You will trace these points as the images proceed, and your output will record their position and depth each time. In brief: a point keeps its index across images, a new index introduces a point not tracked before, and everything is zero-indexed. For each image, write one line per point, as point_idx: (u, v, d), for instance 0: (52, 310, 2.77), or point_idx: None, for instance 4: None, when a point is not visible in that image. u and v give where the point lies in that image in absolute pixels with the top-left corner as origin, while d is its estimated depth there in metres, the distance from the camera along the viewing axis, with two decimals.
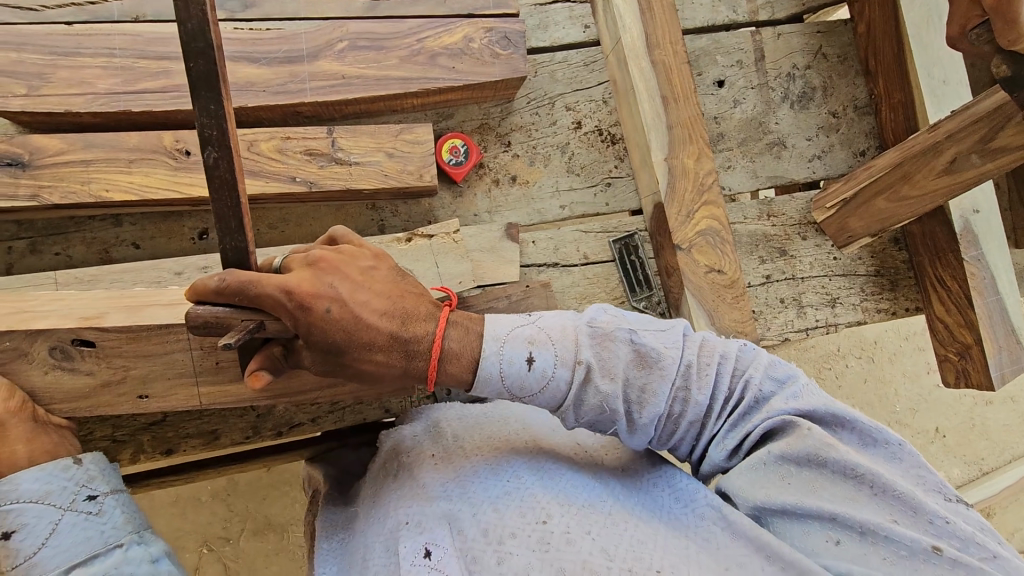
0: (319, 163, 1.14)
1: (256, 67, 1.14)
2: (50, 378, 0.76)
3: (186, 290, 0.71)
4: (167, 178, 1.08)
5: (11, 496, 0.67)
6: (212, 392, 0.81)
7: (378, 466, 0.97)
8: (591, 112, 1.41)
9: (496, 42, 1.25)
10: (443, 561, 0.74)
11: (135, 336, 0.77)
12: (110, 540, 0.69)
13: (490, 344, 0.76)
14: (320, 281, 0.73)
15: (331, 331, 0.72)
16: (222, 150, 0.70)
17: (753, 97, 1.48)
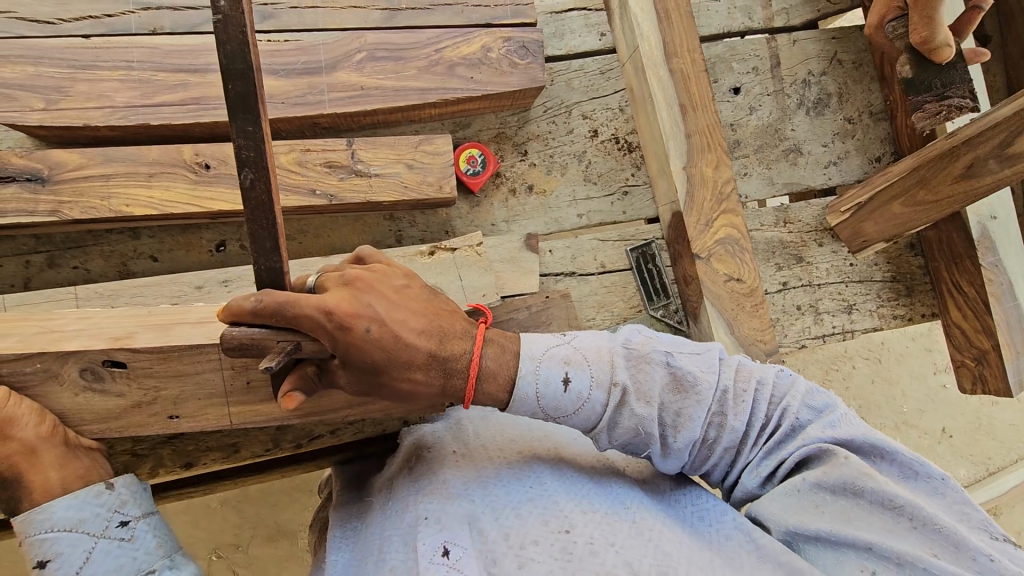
0: (339, 175, 1.14)
1: (275, 79, 1.14)
2: (80, 400, 0.75)
3: (221, 311, 0.71)
4: (187, 192, 1.07)
5: (46, 525, 0.66)
6: (243, 411, 0.81)
7: (397, 463, 0.96)
8: (607, 120, 1.41)
9: (514, 52, 1.24)
10: (462, 562, 0.72)
11: (166, 356, 0.76)
12: (145, 567, 0.69)
13: (527, 364, 0.76)
14: (358, 300, 0.72)
15: (369, 351, 0.72)
16: (258, 171, 0.71)
17: (770, 104, 1.48)
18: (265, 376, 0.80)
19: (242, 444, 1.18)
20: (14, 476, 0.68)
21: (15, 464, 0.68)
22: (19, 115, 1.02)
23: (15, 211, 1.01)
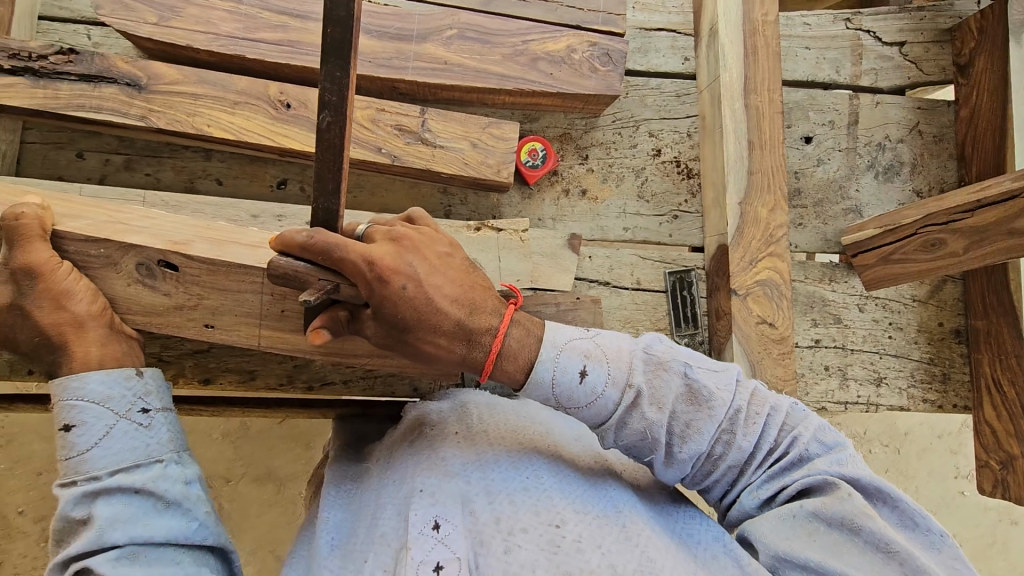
0: (406, 140, 1.18)
1: (367, 38, 1.19)
2: (129, 291, 0.80)
3: (272, 239, 0.73)
4: (265, 125, 1.14)
5: (78, 393, 0.71)
6: (272, 337, 0.84)
7: (400, 434, 0.98)
8: (673, 142, 1.43)
9: (597, 58, 1.27)
10: (450, 538, 0.74)
11: (215, 269, 0.80)
12: (155, 454, 0.73)
13: (547, 350, 0.77)
14: (401, 255, 0.74)
15: (402, 308, 0.74)
16: (336, 116, 0.72)
17: (839, 161, 1.46)
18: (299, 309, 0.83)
19: (259, 373, 1.21)
20: (61, 344, 0.73)
21: (65, 332, 0.73)
22: (130, 24, 1.09)
23: (109, 109, 1.09)
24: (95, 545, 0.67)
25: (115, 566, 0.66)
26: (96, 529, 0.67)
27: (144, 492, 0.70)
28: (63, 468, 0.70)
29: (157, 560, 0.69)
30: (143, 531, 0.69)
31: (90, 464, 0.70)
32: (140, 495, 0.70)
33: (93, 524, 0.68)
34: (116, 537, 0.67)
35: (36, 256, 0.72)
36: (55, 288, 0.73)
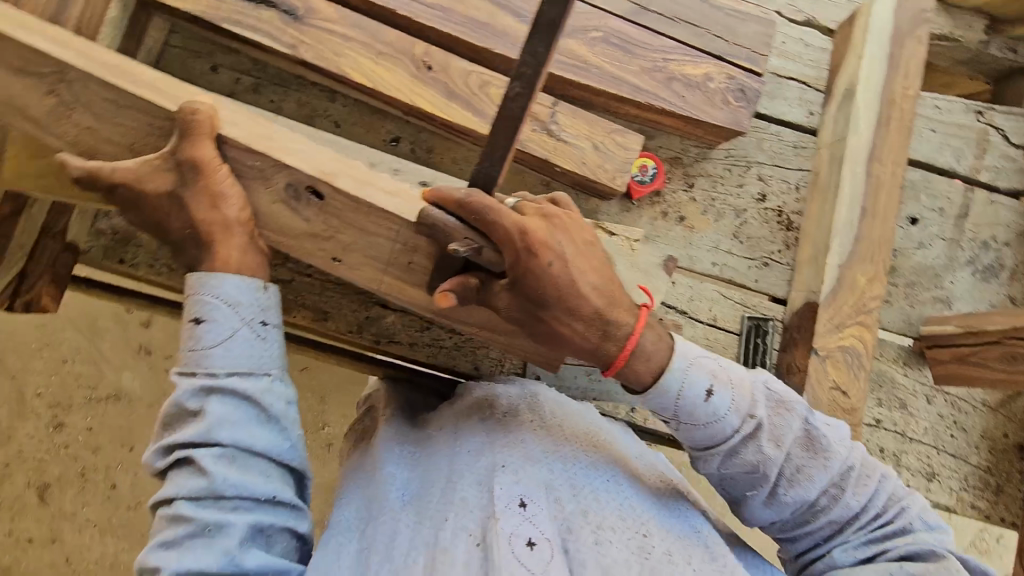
0: (533, 127, 1.19)
1: (517, 22, 1.23)
2: (269, 209, 0.80)
3: (430, 190, 0.75)
4: (403, 80, 1.17)
5: (214, 291, 0.73)
6: (392, 286, 0.83)
7: (464, 408, 0.98)
8: (780, 192, 1.42)
9: (731, 92, 1.27)
10: (536, 518, 0.75)
11: (359, 208, 0.79)
12: (267, 368, 0.75)
13: (677, 360, 0.77)
14: (552, 233, 0.74)
15: (546, 284, 0.74)
16: (524, 89, 0.69)
17: (940, 249, 1.44)
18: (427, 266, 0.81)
19: (333, 316, 1.29)
20: (207, 241, 0.75)
21: (213, 231, 0.75)
22: None
23: (264, 32, 1.13)
24: (204, 439, 0.69)
25: (216, 464, 0.69)
26: (207, 424, 0.69)
27: (252, 401, 0.72)
28: (186, 358, 0.72)
29: (251, 466, 0.71)
30: (247, 438, 0.71)
31: (212, 361, 0.72)
32: (248, 403, 0.72)
33: (205, 419, 0.70)
34: (223, 437, 0.70)
35: (202, 153, 0.74)
36: (214, 189, 0.75)
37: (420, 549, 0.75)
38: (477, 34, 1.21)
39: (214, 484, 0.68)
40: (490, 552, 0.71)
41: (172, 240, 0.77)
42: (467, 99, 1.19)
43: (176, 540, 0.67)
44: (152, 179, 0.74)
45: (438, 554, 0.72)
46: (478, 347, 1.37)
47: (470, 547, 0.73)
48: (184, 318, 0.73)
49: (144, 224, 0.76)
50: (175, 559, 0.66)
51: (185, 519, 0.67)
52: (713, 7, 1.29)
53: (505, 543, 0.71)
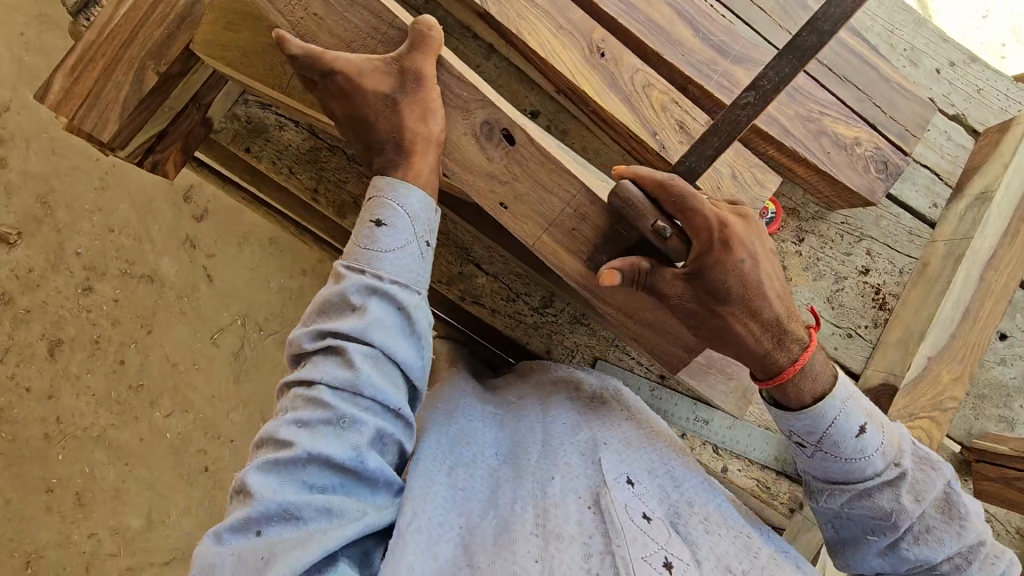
0: (681, 137, 1.21)
1: (693, 36, 1.25)
2: (461, 140, 0.81)
3: (630, 166, 0.80)
4: (573, 58, 1.19)
5: (399, 199, 0.75)
6: (548, 247, 0.84)
7: (551, 385, 1.06)
8: (883, 271, 1.42)
9: (875, 161, 1.28)
10: (645, 496, 0.83)
11: (546, 163, 0.82)
12: (422, 286, 0.76)
13: (844, 393, 0.80)
14: (748, 231, 0.78)
15: (733, 280, 0.77)
16: None
17: (1020, 371, 1.45)
18: (590, 238, 0.84)
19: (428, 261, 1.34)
20: (410, 152, 0.77)
21: (416, 143, 0.76)
22: None
23: None
24: (360, 335, 0.71)
25: (363, 362, 0.71)
26: (364, 322, 0.71)
27: (405, 312, 0.74)
28: (356, 255, 0.74)
29: (388, 374, 0.73)
30: (394, 346, 0.73)
31: (381, 265, 0.73)
32: (401, 313, 0.74)
33: (363, 316, 0.72)
34: (376, 338, 0.72)
35: (426, 67, 0.76)
36: (427, 103, 0.77)
37: (528, 500, 0.81)
38: (654, 36, 1.23)
39: (357, 379, 0.70)
40: (607, 515, 0.77)
41: (371, 143, 0.78)
42: (627, 95, 1.20)
43: (310, 422, 0.70)
44: (372, 78, 0.76)
45: (550, 508, 0.79)
46: (554, 334, 1.40)
47: (584, 508, 0.79)
48: (364, 218, 0.75)
49: (348, 117, 0.77)
50: (307, 440, 0.69)
51: (324, 405, 0.70)
52: (882, 77, 1.31)
53: (623, 511, 0.78)
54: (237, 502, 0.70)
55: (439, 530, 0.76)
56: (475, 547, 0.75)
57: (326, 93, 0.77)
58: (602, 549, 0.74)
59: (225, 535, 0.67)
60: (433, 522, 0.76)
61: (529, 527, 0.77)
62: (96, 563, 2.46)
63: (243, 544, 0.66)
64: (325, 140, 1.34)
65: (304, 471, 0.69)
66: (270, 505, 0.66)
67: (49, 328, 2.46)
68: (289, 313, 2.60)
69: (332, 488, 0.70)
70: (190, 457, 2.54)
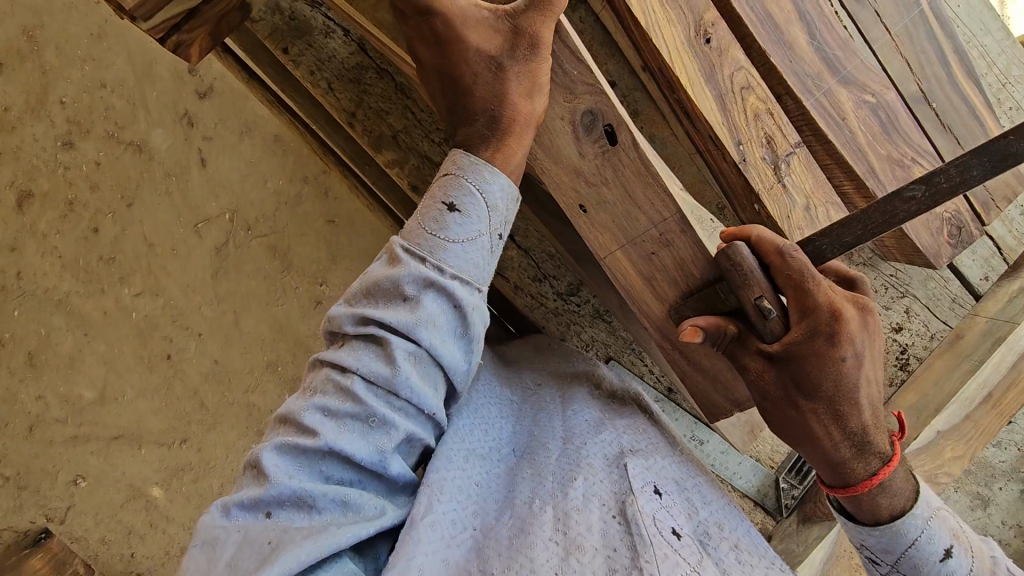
0: (765, 155, 1.09)
1: (807, 43, 1.13)
2: (555, 122, 0.84)
3: (751, 227, 0.81)
4: (678, 35, 1.05)
5: (480, 183, 0.78)
6: (619, 264, 0.87)
7: (572, 381, 1.04)
8: (916, 332, 1.39)
9: (951, 226, 1.20)
10: (672, 507, 0.80)
11: (643, 172, 0.83)
12: (479, 282, 0.79)
13: (923, 509, 0.81)
14: (860, 332, 0.78)
15: (827, 376, 0.78)
16: (922, 194, 0.75)
17: (1011, 455, 1.67)
18: (666, 266, 0.86)
19: None
20: (505, 130, 0.79)
21: (514, 120, 0.79)
22: None
23: None
24: (407, 331, 0.74)
25: (404, 359, 0.74)
26: (416, 317, 0.75)
27: (460, 312, 0.77)
28: (421, 240, 0.77)
29: (428, 375, 0.76)
30: (440, 347, 0.76)
31: (446, 256, 0.77)
32: (454, 312, 0.77)
33: (416, 311, 0.75)
34: (423, 337, 0.75)
35: (541, 33, 0.77)
36: (536, 78, 0.78)
37: (547, 501, 0.78)
38: (765, 30, 1.10)
39: (395, 377, 0.73)
40: (633, 525, 0.73)
41: (462, 104, 0.81)
42: (721, 93, 1.07)
43: (338, 414, 0.72)
44: (484, 39, 0.78)
45: (571, 512, 0.75)
46: (573, 324, 1.32)
47: (608, 517, 0.75)
48: (438, 198, 0.79)
49: (447, 68, 0.79)
50: (332, 433, 0.71)
51: (355, 399, 0.72)
52: (985, 135, 1.23)
53: (651, 522, 0.74)
54: (249, 478, 0.72)
55: (451, 529, 0.74)
56: (488, 552, 0.72)
57: (422, 37, 0.80)
58: (627, 563, 0.69)
59: (234, 510, 0.69)
60: (447, 518, 0.75)
61: (549, 532, 0.73)
62: (41, 426, 2.25)
63: (251, 522, 0.68)
64: (375, 60, 1.19)
65: (322, 462, 0.71)
66: (284, 489, 0.68)
67: (20, 176, 2.21)
68: (280, 219, 2.44)
69: (349, 482, 0.72)
70: (155, 342, 2.36)
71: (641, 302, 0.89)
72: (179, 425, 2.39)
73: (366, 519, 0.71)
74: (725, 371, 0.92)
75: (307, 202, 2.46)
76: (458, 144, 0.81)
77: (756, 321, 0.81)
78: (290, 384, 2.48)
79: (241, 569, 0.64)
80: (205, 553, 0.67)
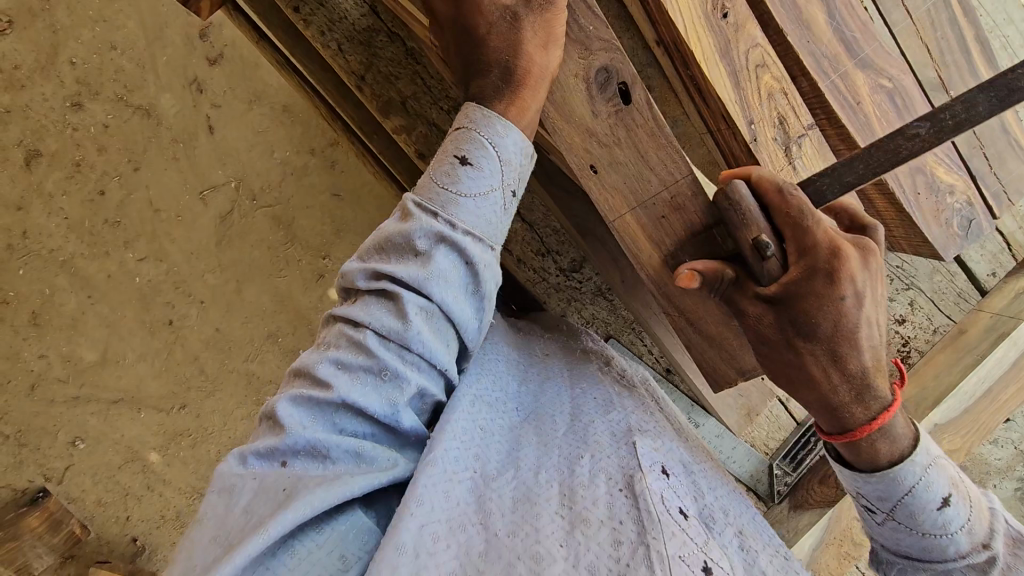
0: (776, 135, 1.08)
1: (826, 22, 1.11)
2: (569, 80, 0.82)
3: (751, 170, 0.82)
4: (694, 7, 1.03)
5: (493, 137, 0.77)
6: (628, 228, 0.86)
7: (583, 361, 1.04)
8: (918, 325, 1.38)
9: (960, 217, 1.18)
10: (677, 489, 0.80)
11: (656, 133, 0.83)
12: (492, 241, 0.79)
13: (923, 457, 0.82)
14: (859, 269, 0.77)
15: (827, 315, 0.77)
16: (929, 130, 0.78)
17: (1007, 454, 1.67)
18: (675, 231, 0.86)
19: None
20: (519, 81, 0.78)
21: (530, 73, 0.77)
22: None
23: None
24: (419, 286, 0.74)
25: (416, 314, 0.74)
26: (428, 273, 0.74)
27: (472, 268, 0.77)
28: (433, 195, 0.77)
29: (439, 330, 0.76)
30: (452, 302, 0.76)
31: (458, 211, 0.76)
32: (467, 268, 0.77)
33: (428, 266, 0.74)
34: (436, 293, 0.74)
35: None
36: (553, 29, 0.77)
37: (554, 475, 0.77)
38: (784, 10, 1.08)
39: (407, 331, 0.73)
40: (641, 502, 0.72)
41: (478, 57, 0.79)
42: (736, 70, 1.05)
43: (351, 366, 0.72)
44: None
45: (578, 488, 0.75)
46: (574, 300, 1.32)
47: (615, 491, 0.74)
48: (450, 151, 0.78)
49: (461, 22, 0.78)
50: (345, 386, 0.71)
51: (368, 352, 0.72)
52: (1003, 127, 1.22)
53: (659, 501, 0.74)
54: (266, 428, 0.72)
55: (454, 465, 0.73)
56: (490, 506, 0.72)
57: None
58: (634, 537, 0.69)
59: (250, 458, 0.69)
60: (450, 457, 0.73)
61: (555, 506, 0.72)
62: (42, 385, 2.29)
63: (267, 471, 0.68)
64: (386, 22, 1.18)
65: (336, 416, 0.71)
66: (299, 440, 0.68)
67: (29, 135, 2.21)
68: (286, 189, 2.43)
69: (363, 435, 0.73)
70: (156, 307, 2.37)
71: (650, 268, 0.88)
72: (178, 392, 2.40)
73: (380, 469, 0.71)
74: (731, 339, 0.91)
75: (314, 173, 2.44)
76: (471, 97, 0.80)
77: (753, 262, 0.81)
78: (289, 354, 2.49)
79: (257, 516, 0.64)
80: (221, 498, 0.67)
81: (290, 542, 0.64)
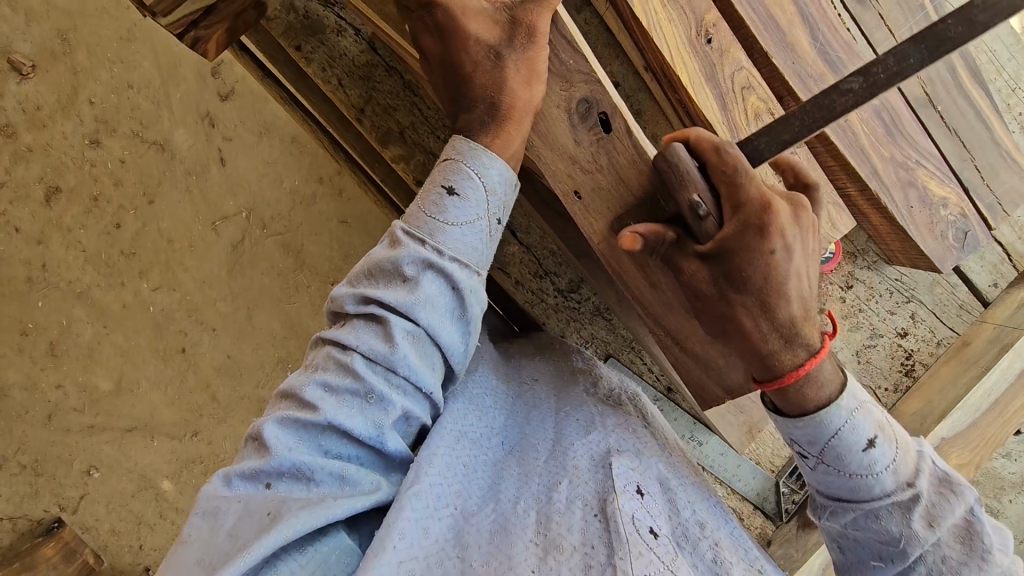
0: None
1: (810, 43, 1.13)
2: (552, 111, 0.85)
3: (683, 128, 0.83)
4: (679, 34, 1.06)
5: (481, 168, 0.80)
6: (612, 250, 0.89)
7: (572, 381, 1.05)
8: (921, 337, 1.36)
9: (954, 229, 1.18)
10: (652, 508, 0.80)
11: (634, 160, 0.85)
12: (478, 266, 0.82)
13: (850, 400, 0.81)
14: (791, 224, 0.78)
15: (758, 269, 0.78)
16: (861, 90, 0.79)
17: (1021, 466, 1.65)
18: None
19: None
20: (505, 115, 0.81)
21: (514, 107, 0.81)
22: None
23: None
24: (406, 310, 0.76)
25: (403, 338, 0.76)
26: (415, 298, 0.77)
27: (457, 294, 0.79)
28: (421, 224, 0.79)
29: (426, 354, 0.78)
30: (439, 327, 0.78)
31: (445, 238, 0.79)
32: (453, 294, 0.79)
33: (415, 291, 0.77)
34: (421, 317, 0.77)
35: (539, 23, 0.80)
36: (534, 66, 0.81)
37: (532, 505, 0.79)
38: (768, 32, 1.11)
39: (393, 354, 0.75)
40: (611, 526, 0.74)
41: (463, 92, 0.83)
42: (722, 92, 1.08)
43: (338, 389, 0.74)
44: (479, 26, 0.81)
45: (553, 517, 0.76)
46: (572, 321, 1.34)
47: (588, 518, 0.76)
48: (438, 181, 0.81)
49: (445, 60, 0.83)
50: (331, 408, 0.73)
51: (356, 374, 0.74)
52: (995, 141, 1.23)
53: (629, 522, 0.75)
54: (251, 450, 0.74)
55: (435, 501, 0.74)
56: (468, 539, 0.73)
57: (426, 28, 0.83)
58: (603, 561, 0.71)
59: (235, 480, 0.71)
60: (432, 491, 0.74)
61: (530, 535, 0.74)
62: (59, 415, 2.32)
63: (251, 493, 0.70)
64: (383, 58, 1.22)
65: (321, 436, 0.73)
66: (284, 461, 0.70)
67: (48, 172, 2.29)
68: (296, 218, 2.49)
69: (347, 457, 0.74)
70: (169, 336, 2.41)
71: (635, 289, 0.90)
72: (191, 419, 2.44)
73: (363, 493, 0.73)
74: (716, 358, 0.92)
75: (321, 202, 2.50)
76: (459, 130, 0.84)
77: (691, 224, 0.82)
78: None
79: (241, 538, 0.65)
80: (204, 522, 0.68)
81: (272, 562, 0.65)
